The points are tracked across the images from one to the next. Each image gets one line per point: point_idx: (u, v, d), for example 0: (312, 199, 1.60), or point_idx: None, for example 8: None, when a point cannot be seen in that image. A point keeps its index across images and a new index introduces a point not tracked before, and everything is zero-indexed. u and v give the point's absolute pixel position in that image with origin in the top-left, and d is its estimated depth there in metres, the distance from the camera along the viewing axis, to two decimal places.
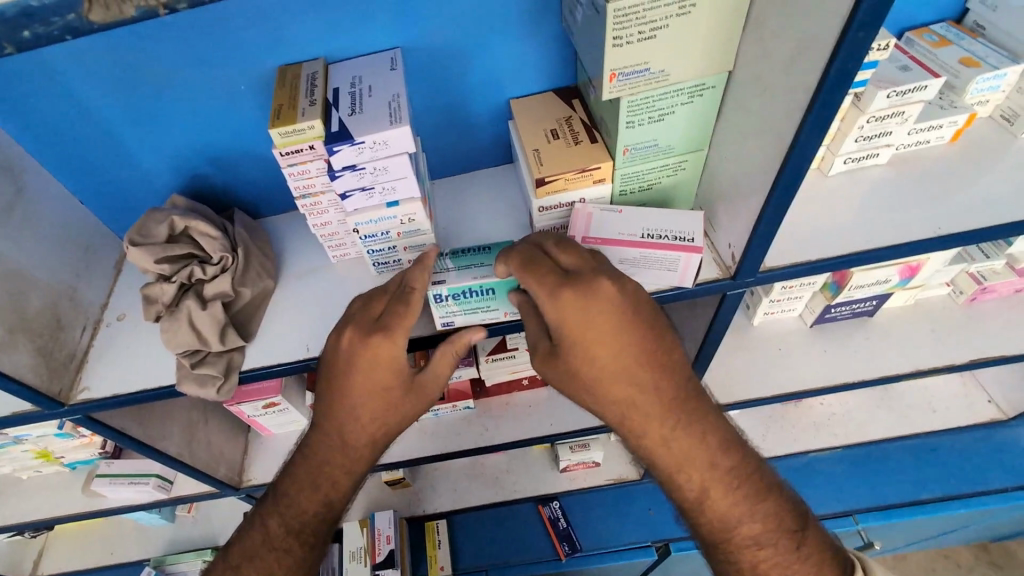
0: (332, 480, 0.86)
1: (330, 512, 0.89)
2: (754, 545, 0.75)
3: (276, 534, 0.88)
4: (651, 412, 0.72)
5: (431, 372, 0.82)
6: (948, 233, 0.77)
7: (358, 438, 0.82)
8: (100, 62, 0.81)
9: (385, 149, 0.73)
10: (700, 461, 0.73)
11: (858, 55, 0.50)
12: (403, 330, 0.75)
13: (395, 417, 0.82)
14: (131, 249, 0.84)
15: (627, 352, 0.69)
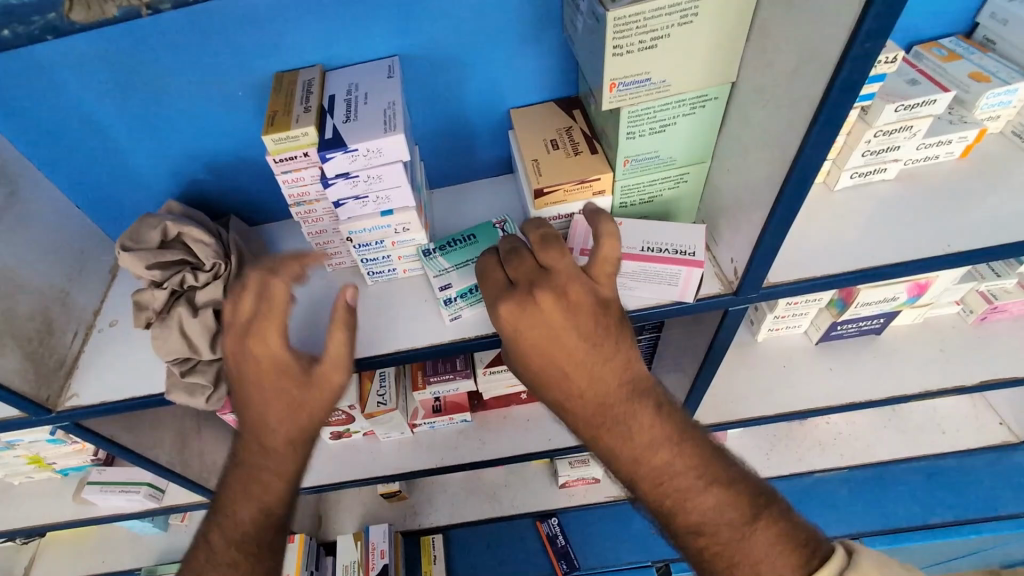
0: (265, 479, 0.79)
1: (273, 519, 0.81)
2: (706, 536, 0.67)
3: (217, 553, 0.79)
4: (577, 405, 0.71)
5: (331, 356, 0.74)
6: (958, 251, 0.75)
7: (273, 431, 0.76)
8: (97, 65, 0.81)
9: (380, 157, 0.72)
10: (632, 454, 0.70)
11: (865, 66, 0.48)
12: (269, 322, 0.72)
13: (302, 400, 0.75)
14: (123, 254, 0.82)
15: (542, 342, 0.69)
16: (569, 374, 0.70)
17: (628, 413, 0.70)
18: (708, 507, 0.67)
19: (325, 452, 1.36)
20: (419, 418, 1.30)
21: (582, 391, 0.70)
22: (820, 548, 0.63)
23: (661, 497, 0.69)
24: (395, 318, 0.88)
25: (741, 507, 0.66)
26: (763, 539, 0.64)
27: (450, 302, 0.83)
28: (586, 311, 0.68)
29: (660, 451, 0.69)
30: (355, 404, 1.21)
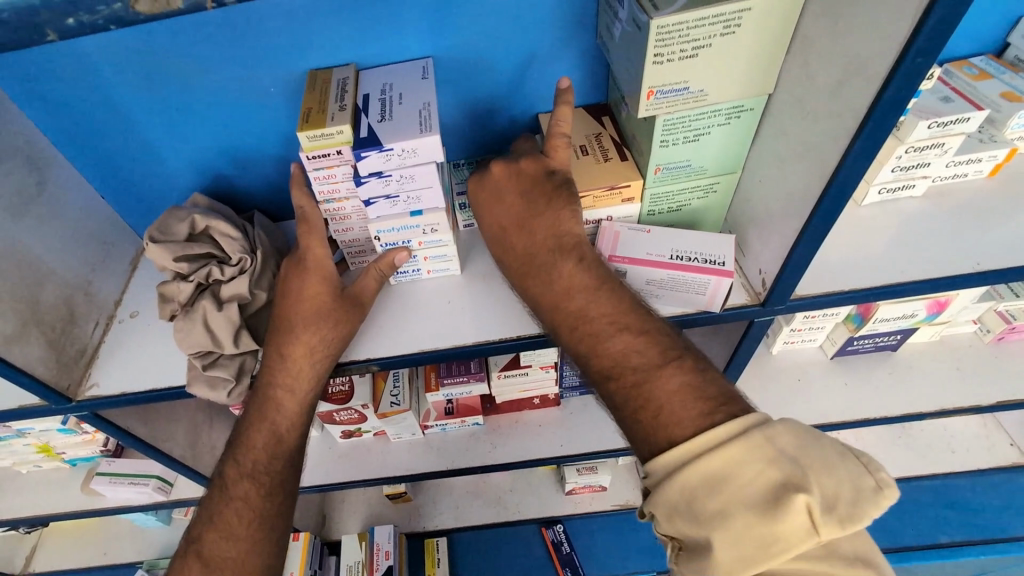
0: (277, 406, 0.87)
1: (282, 453, 0.89)
2: (615, 377, 0.66)
3: (233, 484, 0.89)
4: (515, 255, 0.77)
5: (357, 287, 0.84)
6: (987, 270, 0.75)
7: (292, 350, 0.83)
8: (132, 56, 0.81)
9: (413, 157, 0.72)
10: (554, 299, 0.73)
11: (913, 83, 0.48)
12: (311, 244, 0.81)
13: (320, 328, 0.81)
14: (151, 246, 0.83)
15: (497, 202, 0.79)
16: (512, 230, 0.78)
17: (556, 262, 0.74)
18: (617, 350, 0.67)
19: (335, 451, 1.36)
20: (431, 419, 1.31)
21: (518, 244, 0.77)
22: (722, 404, 0.59)
23: (577, 339, 0.70)
24: (418, 319, 0.88)
25: (651, 354, 0.65)
26: (665, 383, 0.63)
27: (464, 209, 0.93)
28: (533, 180, 0.78)
29: (583, 299, 0.71)
30: (369, 403, 1.21)
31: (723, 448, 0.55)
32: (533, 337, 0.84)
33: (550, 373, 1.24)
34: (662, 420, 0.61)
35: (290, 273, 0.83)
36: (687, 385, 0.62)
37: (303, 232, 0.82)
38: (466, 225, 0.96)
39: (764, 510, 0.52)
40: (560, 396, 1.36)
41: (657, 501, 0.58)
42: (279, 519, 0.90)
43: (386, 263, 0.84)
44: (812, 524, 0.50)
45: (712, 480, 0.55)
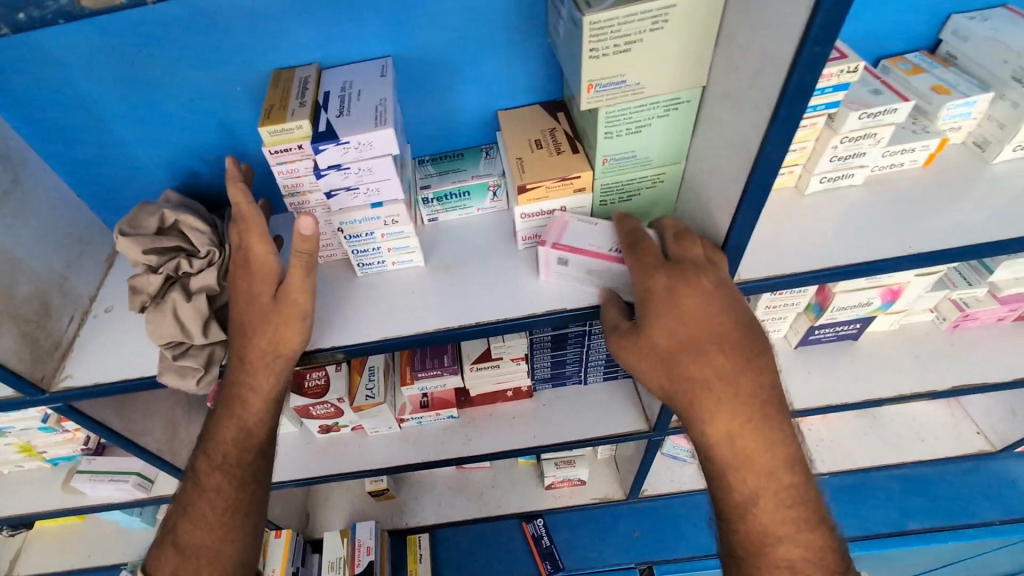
0: (244, 402, 0.89)
1: (252, 446, 0.91)
2: (765, 501, 0.76)
3: (204, 475, 0.91)
4: (723, 381, 0.74)
5: (289, 286, 0.81)
6: (917, 253, 0.79)
7: (250, 347, 0.84)
8: (101, 56, 0.85)
9: (369, 150, 0.76)
10: (729, 422, 0.75)
11: (814, 69, 0.52)
12: (249, 238, 0.81)
13: (268, 326, 0.82)
14: (121, 240, 0.86)
15: (721, 333, 0.73)
16: (718, 359, 0.73)
17: (736, 403, 0.74)
18: (783, 499, 0.76)
19: (313, 445, 1.39)
20: (406, 413, 1.33)
21: (700, 381, 0.74)
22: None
23: (741, 480, 0.77)
24: (383, 308, 0.91)
25: (805, 500, 0.76)
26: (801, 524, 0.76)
27: (427, 203, 0.96)
28: (729, 306, 0.73)
29: (750, 440, 0.75)
30: (343, 397, 1.23)
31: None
32: (492, 324, 0.86)
33: (522, 365, 1.27)
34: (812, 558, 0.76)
35: (235, 274, 0.84)
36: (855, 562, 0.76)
37: (243, 234, 0.81)
38: (430, 218, 1.00)
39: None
40: (533, 388, 1.38)
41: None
42: (253, 511, 0.92)
43: (303, 241, 0.77)
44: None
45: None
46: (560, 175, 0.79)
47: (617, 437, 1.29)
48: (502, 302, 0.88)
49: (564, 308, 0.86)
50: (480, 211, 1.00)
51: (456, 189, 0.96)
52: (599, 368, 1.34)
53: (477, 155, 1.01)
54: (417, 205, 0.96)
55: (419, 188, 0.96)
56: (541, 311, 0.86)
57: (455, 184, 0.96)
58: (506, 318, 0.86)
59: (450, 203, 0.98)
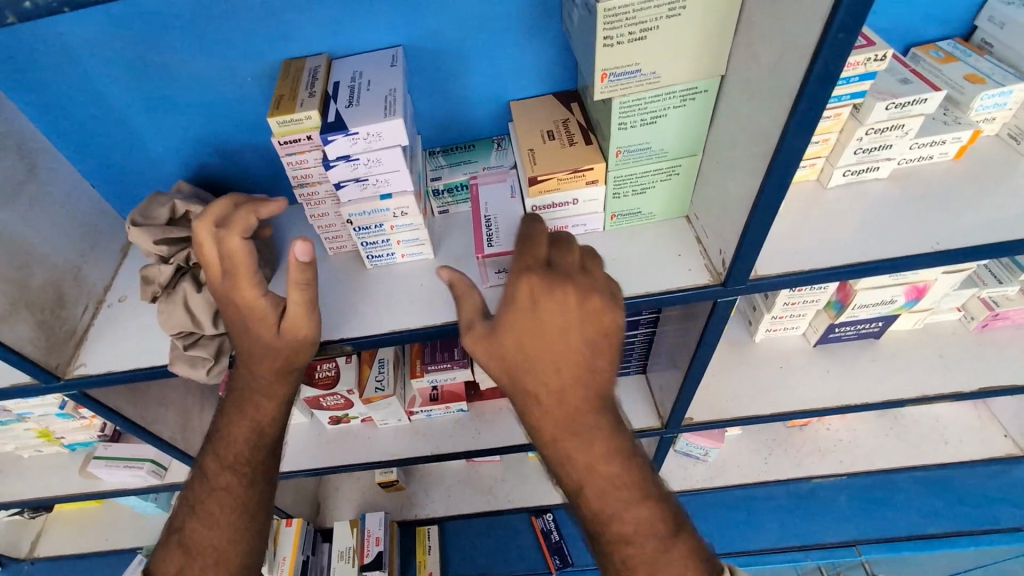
0: (256, 406, 0.89)
1: (263, 445, 0.92)
2: (601, 492, 0.74)
3: (215, 473, 0.91)
4: (551, 380, 0.70)
5: (292, 321, 0.78)
6: (945, 249, 0.76)
7: (261, 365, 0.84)
8: (113, 47, 0.85)
9: (379, 141, 0.74)
10: (556, 421, 0.72)
11: (840, 55, 0.50)
12: (241, 274, 0.76)
13: (276, 353, 0.82)
14: (132, 229, 0.86)
15: (567, 337, 0.69)
16: (557, 371, 0.70)
17: (565, 411, 0.72)
18: (612, 499, 0.74)
19: (324, 436, 1.39)
20: (416, 406, 1.32)
21: (537, 389, 0.71)
22: (710, 559, 0.76)
23: (569, 476, 0.75)
24: (391, 300, 0.91)
25: (631, 491, 0.75)
26: (637, 514, 0.75)
27: (438, 196, 0.95)
28: (578, 322, 0.69)
29: (577, 443, 0.73)
30: (353, 388, 1.23)
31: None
32: None
33: None
34: (633, 544, 0.75)
35: (223, 305, 0.80)
36: (679, 555, 0.74)
37: (232, 274, 0.77)
38: (440, 211, 0.98)
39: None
40: None
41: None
42: (259, 511, 0.92)
43: (299, 269, 0.73)
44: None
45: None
46: (571, 167, 0.77)
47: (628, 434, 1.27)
48: None
49: None
50: None
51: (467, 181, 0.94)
52: None
53: (489, 146, 0.99)
54: (427, 197, 0.95)
55: (429, 179, 0.95)
56: None
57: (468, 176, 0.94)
58: None
59: (461, 196, 0.96)
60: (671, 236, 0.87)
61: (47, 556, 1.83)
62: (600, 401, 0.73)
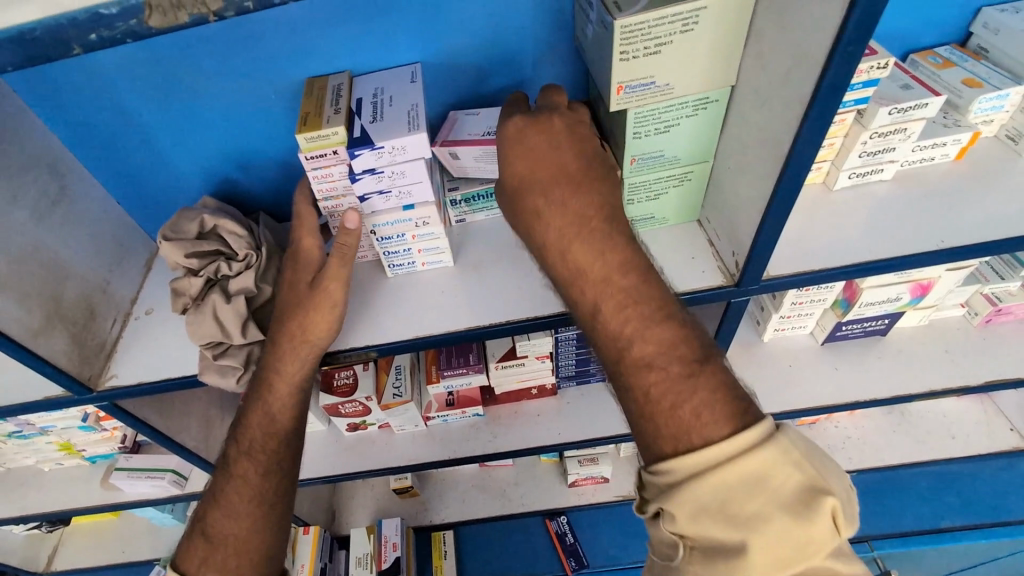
0: (269, 389, 0.90)
1: (277, 432, 0.93)
2: (643, 350, 0.62)
3: (234, 462, 0.92)
4: (557, 187, 0.69)
5: (329, 278, 0.84)
6: (950, 247, 0.79)
7: (282, 336, 0.87)
8: (142, 70, 0.88)
9: (402, 154, 0.77)
10: (573, 246, 0.67)
11: (848, 67, 0.53)
12: (300, 230, 0.87)
13: (301, 318, 0.85)
14: (164, 243, 0.89)
15: (561, 152, 0.71)
16: (556, 181, 0.70)
17: (567, 218, 0.68)
18: (630, 312, 0.64)
19: (342, 443, 1.41)
20: (433, 411, 1.35)
21: (527, 167, 0.72)
22: (752, 406, 0.59)
23: (583, 294, 0.67)
24: (414, 307, 0.93)
25: (678, 348, 0.62)
26: (690, 380, 0.60)
27: (456, 204, 0.99)
28: (562, 129, 0.73)
29: (586, 250, 0.66)
30: (372, 395, 1.25)
31: (751, 457, 0.54)
32: (522, 322, 0.88)
33: (546, 363, 1.27)
34: (657, 368, 0.61)
35: (286, 264, 0.89)
36: (708, 384, 0.59)
37: (295, 232, 0.87)
38: (458, 220, 1.02)
39: (798, 511, 0.53)
40: (557, 386, 1.38)
41: (680, 501, 0.56)
42: (279, 501, 0.92)
43: (347, 234, 0.82)
44: (835, 525, 0.53)
45: (748, 483, 0.54)
46: None
47: None
48: (530, 301, 0.90)
49: None
50: None
51: (484, 191, 0.97)
52: None
53: None
54: (445, 207, 0.98)
55: (447, 189, 0.98)
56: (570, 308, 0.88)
57: (484, 185, 0.96)
58: (534, 316, 0.88)
59: (477, 205, 0.99)
60: (684, 239, 0.90)
61: (65, 569, 1.85)
62: (608, 210, 0.69)
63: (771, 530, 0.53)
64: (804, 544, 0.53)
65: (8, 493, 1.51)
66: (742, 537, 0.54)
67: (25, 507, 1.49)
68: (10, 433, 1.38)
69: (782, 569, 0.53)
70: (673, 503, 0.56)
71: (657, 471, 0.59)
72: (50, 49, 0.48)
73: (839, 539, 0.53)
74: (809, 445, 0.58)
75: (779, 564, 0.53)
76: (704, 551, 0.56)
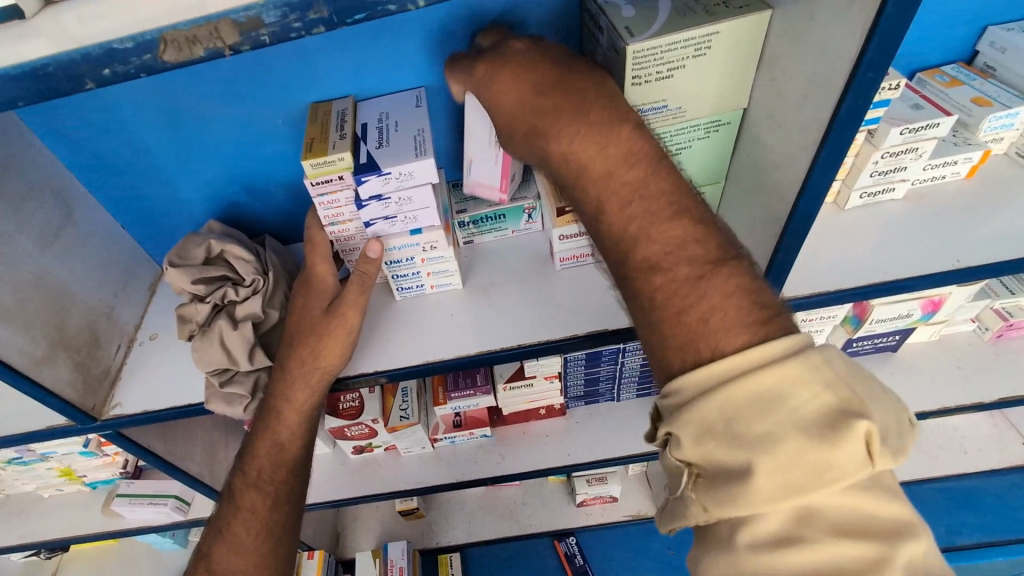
0: (278, 415, 0.89)
1: (284, 463, 0.91)
2: (657, 249, 0.58)
3: (240, 493, 0.91)
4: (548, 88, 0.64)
5: (344, 305, 0.83)
6: (966, 266, 0.78)
7: (294, 353, 0.86)
8: (149, 96, 0.88)
9: (409, 179, 0.77)
10: (577, 147, 0.62)
11: (867, 93, 0.52)
12: (314, 253, 0.86)
13: (314, 342, 0.84)
14: (170, 269, 0.88)
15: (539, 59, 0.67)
16: (542, 83, 0.65)
17: (563, 115, 0.63)
18: (637, 206, 0.60)
19: (348, 466, 1.39)
20: (440, 432, 1.33)
21: (509, 97, 0.66)
22: (775, 315, 0.54)
23: (587, 193, 0.63)
24: (423, 330, 0.92)
25: (697, 244, 0.57)
26: (714, 279, 0.56)
27: (463, 226, 0.98)
28: (550, 50, 0.68)
29: (589, 144, 0.61)
30: (378, 418, 1.24)
31: (770, 371, 0.50)
32: (533, 345, 0.87)
33: (554, 383, 1.25)
34: (663, 270, 0.58)
35: (297, 288, 0.89)
36: (723, 282, 0.55)
37: (308, 258, 0.87)
38: (466, 241, 1.01)
39: (823, 435, 0.48)
40: (566, 406, 1.36)
41: (686, 421, 0.53)
42: (285, 533, 0.91)
43: (367, 261, 0.82)
44: (867, 452, 0.47)
45: (763, 400, 0.50)
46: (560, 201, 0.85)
47: (654, 455, 1.27)
48: (540, 323, 0.89)
49: (605, 329, 0.86)
50: (515, 232, 1.02)
51: (492, 212, 0.96)
52: (632, 385, 1.31)
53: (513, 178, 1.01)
54: (453, 229, 0.98)
55: (455, 212, 0.97)
56: (582, 331, 0.86)
57: (492, 207, 0.96)
58: (547, 339, 0.87)
59: (486, 226, 0.99)
60: None
61: None
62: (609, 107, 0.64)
63: (783, 452, 0.48)
64: (819, 470, 0.47)
65: (8, 520, 1.49)
66: (748, 460, 0.50)
67: (24, 535, 1.47)
68: (10, 460, 1.36)
69: (788, 496, 0.48)
70: (678, 424, 0.54)
71: (667, 392, 0.56)
72: (62, 84, 0.48)
73: (873, 469, 0.47)
74: (844, 366, 0.52)
75: (789, 491, 0.48)
76: (709, 477, 0.53)
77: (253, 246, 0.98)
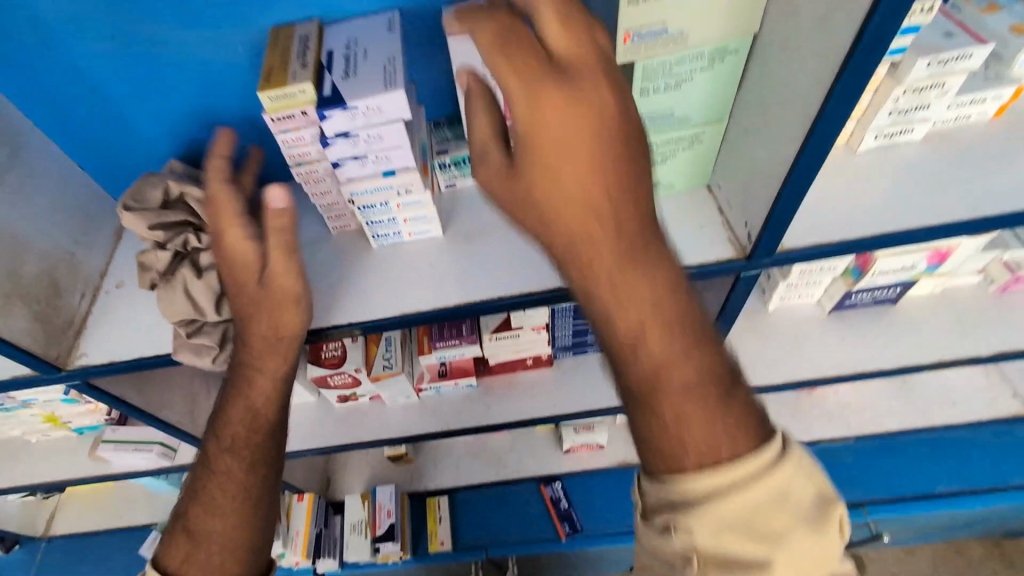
0: (248, 379, 0.85)
1: (260, 427, 0.88)
2: (663, 381, 0.55)
3: (215, 457, 0.88)
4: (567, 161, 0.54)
5: (276, 272, 0.75)
6: (983, 216, 0.72)
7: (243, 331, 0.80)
8: (87, 15, 0.78)
9: (378, 115, 0.69)
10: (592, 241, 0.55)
11: (900, 10, 0.45)
12: (222, 220, 0.74)
13: (263, 312, 0.78)
14: (125, 214, 0.81)
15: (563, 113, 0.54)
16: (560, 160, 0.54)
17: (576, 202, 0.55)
18: (646, 337, 0.55)
19: (333, 414, 1.38)
20: (425, 382, 1.30)
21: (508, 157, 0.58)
22: (760, 416, 0.56)
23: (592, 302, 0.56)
24: (400, 279, 0.87)
25: (707, 389, 0.55)
26: (719, 416, 0.54)
27: (445, 168, 0.90)
28: (574, 87, 0.54)
29: (603, 235, 0.55)
30: (361, 368, 1.21)
31: (775, 475, 0.51)
32: (518, 297, 0.81)
33: (542, 334, 1.22)
34: (665, 385, 0.55)
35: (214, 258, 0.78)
36: (727, 404, 0.55)
37: (216, 226, 0.75)
38: (447, 185, 0.94)
39: (817, 526, 0.51)
40: (553, 356, 1.32)
41: (694, 519, 0.51)
42: (265, 492, 0.89)
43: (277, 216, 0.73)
44: (840, 529, 0.53)
45: (773, 502, 0.51)
46: None
47: None
48: (525, 274, 0.83)
49: None
50: None
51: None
52: None
53: None
54: (433, 171, 0.90)
55: (435, 151, 0.90)
56: (568, 282, 0.81)
57: None
58: (531, 291, 0.81)
59: (468, 169, 0.91)
60: (692, 207, 0.82)
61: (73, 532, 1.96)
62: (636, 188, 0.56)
63: (793, 546, 0.51)
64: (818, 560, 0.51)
65: None
66: (767, 554, 0.51)
67: (13, 478, 1.47)
68: None
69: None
70: (696, 520, 0.51)
71: (670, 490, 0.53)
72: None
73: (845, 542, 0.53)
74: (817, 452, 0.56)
75: None
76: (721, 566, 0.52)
77: (216, 188, 0.90)
